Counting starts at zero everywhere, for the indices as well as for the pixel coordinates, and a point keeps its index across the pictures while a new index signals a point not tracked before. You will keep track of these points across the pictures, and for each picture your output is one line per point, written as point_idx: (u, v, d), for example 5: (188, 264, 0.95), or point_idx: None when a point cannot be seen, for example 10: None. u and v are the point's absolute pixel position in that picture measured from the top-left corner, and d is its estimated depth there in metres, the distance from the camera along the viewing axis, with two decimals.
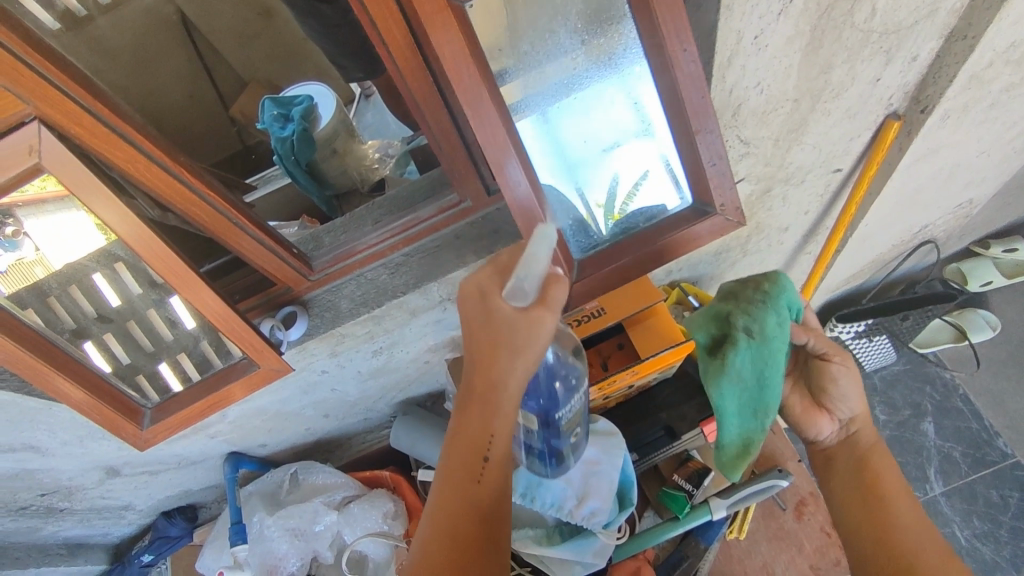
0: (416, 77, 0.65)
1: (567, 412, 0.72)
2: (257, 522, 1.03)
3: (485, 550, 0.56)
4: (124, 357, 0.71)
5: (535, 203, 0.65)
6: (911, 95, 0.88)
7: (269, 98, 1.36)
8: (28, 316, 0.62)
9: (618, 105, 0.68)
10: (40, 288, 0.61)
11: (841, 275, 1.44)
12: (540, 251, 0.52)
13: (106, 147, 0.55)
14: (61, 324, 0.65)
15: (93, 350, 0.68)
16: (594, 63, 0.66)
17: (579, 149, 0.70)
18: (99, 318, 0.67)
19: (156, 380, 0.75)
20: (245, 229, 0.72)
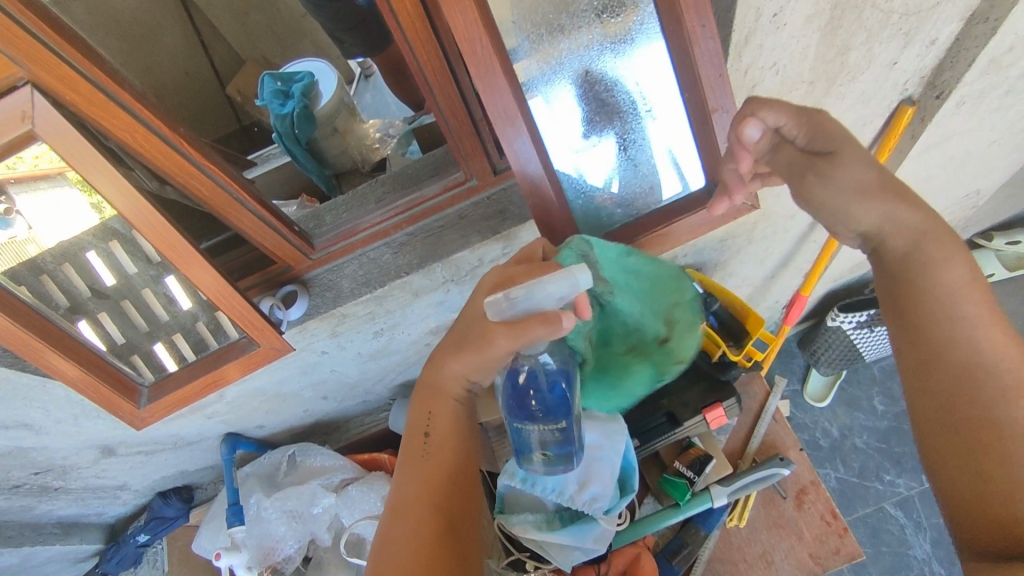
0: (427, 50, 0.62)
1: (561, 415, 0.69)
2: (254, 503, 1.03)
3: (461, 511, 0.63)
4: (119, 336, 0.69)
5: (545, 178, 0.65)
6: (927, 81, 0.86)
7: (268, 74, 1.32)
8: (18, 291, 0.60)
9: (624, 86, 0.66)
10: (34, 265, 0.60)
11: (844, 265, 1.43)
12: (552, 285, 0.54)
13: (103, 115, 0.53)
14: (54, 300, 0.63)
15: (87, 330, 0.66)
16: (608, 38, 0.63)
17: (585, 130, 0.68)
18: (93, 297, 0.65)
19: (151, 360, 0.73)
20: (245, 204, 0.70)
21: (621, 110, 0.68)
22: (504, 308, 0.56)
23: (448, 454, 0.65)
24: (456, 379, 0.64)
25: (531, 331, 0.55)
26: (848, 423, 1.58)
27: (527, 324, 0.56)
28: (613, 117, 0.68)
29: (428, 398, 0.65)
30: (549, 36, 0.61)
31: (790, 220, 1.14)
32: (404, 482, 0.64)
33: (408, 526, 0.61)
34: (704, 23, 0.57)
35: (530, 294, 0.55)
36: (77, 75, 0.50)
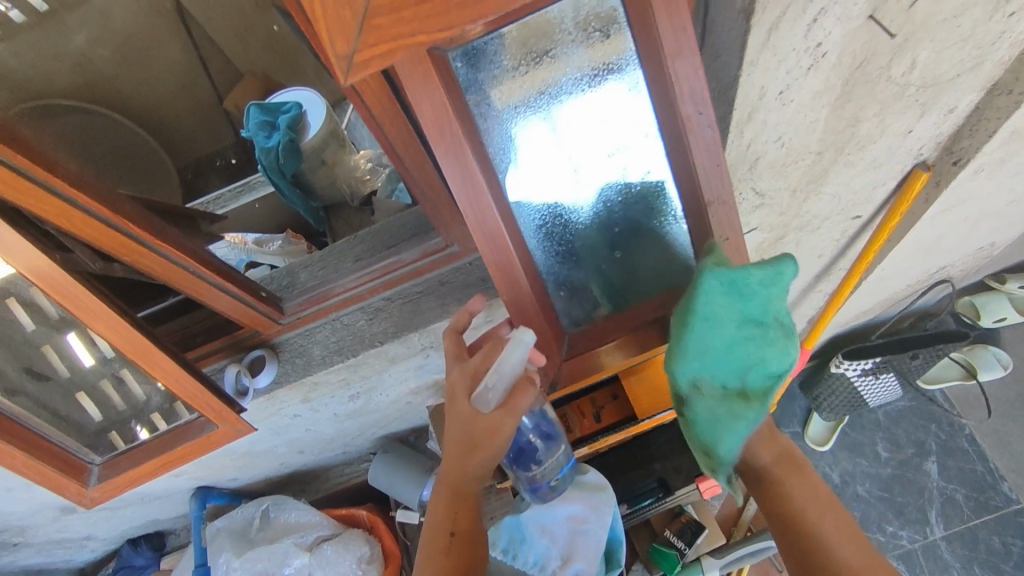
0: (397, 126, 0.57)
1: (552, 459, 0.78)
2: (222, 563, 0.97)
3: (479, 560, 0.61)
4: (108, 350, 0.62)
5: (518, 265, 0.57)
6: (943, 146, 0.80)
7: (255, 104, 1.27)
8: (8, 305, 0.57)
9: (614, 128, 0.57)
10: (9, 291, 0.56)
11: (850, 313, 1.37)
12: (515, 354, 0.55)
13: (35, 203, 0.49)
14: (43, 310, 0.58)
15: (76, 341, 0.61)
16: (592, 63, 0.54)
17: (585, 159, 0.60)
18: (64, 320, 0.59)
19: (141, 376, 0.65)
20: (203, 278, 0.65)
21: (621, 132, 0.58)
22: (489, 398, 0.56)
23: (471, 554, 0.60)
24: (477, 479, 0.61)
25: (518, 401, 0.56)
26: (849, 470, 1.54)
27: (512, 397, 0.56)
28: (610, 140, 0.58)
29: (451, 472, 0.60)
30: (513, 66, 0.53)
31: (794, 275, 1.09)
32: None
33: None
34: (701, 110, 0.51)
35: (500, 373, 0.56)
36: (4, 167, 0.46)
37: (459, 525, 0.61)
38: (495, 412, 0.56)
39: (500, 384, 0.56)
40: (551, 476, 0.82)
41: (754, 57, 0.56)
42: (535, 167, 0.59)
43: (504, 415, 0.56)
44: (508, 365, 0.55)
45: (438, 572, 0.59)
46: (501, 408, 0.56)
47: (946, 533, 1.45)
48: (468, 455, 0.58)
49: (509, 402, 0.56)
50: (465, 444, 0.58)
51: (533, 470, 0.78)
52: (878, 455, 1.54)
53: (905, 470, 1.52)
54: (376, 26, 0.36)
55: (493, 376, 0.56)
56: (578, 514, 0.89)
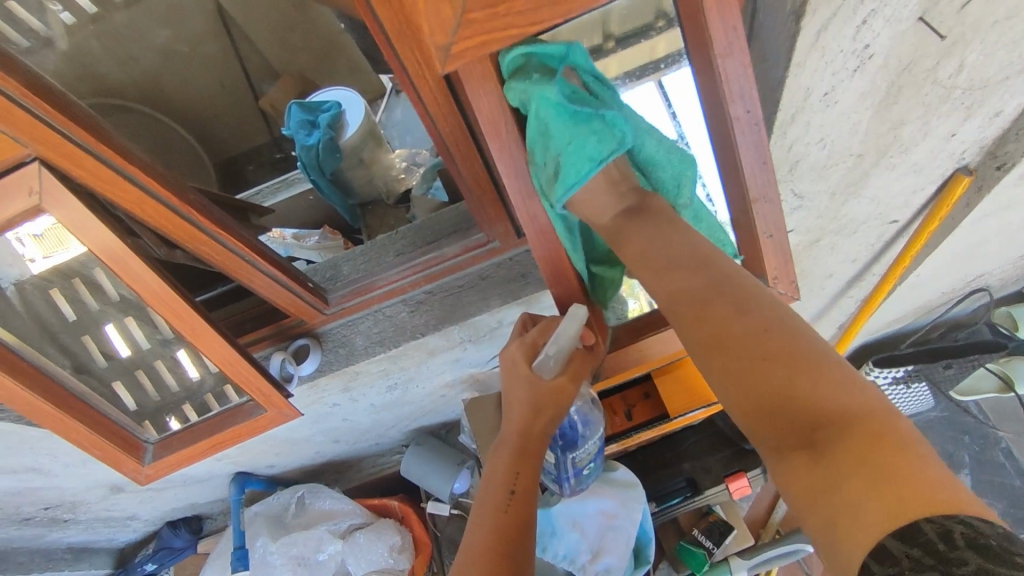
0: (450, 124, 0.59)
1: (589, 447, 0.76)
2: (260, 546, 1.00)
3: None
4: (143, 341, 0.67)
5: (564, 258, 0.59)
6: (987, 150, 0.80)
7: (296, 103, 1.29)
8: (52, 297, 0.62)
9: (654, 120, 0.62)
10: (57, 279, 0.60)
11: (883, 319, 1.35)
12: (570, 329, 0.57)
13: (112, 188, 0.52)
14: (86, 303, 0.63)
15: (113, 333, 0.66)
16: (629, 69, 0.60)
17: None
18: (104, 311, 0.64)
19: (174, 367, 0.70)
20: (256, 265, 0.68)
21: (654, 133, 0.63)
22: (547, 365, 0.59)
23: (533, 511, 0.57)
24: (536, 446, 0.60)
25: (579, 366, 0.60)
26: None
27: (571, 361, 0.60)
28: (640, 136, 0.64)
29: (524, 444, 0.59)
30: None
31: (828, 279, 1.09)
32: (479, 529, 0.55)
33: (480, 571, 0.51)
34: (749, 108, 0.52)
35: (557, 346, 0.58)
36: (88, 155, 0.49)
37: (522, 482, 0.57)
38: (563, 377, 0.59)
39: (563, 355, 0.59)
40: (587, 463, 0.79)
41: (801, 58, 0.57)
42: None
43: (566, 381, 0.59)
44: (572, 336, 0.58)
45: (501, 521, 0.55)
46: (563, 372, 0.60)
47: None
48: (534, 417, 0.59)
49: (570, 367, 0.60)
50: (526, 407, 0.59)
51: (569, 456, 0.75)
52: None
53: None
54: (473, 21, 0.38)
55: (554, 347, 0.58)
56: (608, 509, 0.90)
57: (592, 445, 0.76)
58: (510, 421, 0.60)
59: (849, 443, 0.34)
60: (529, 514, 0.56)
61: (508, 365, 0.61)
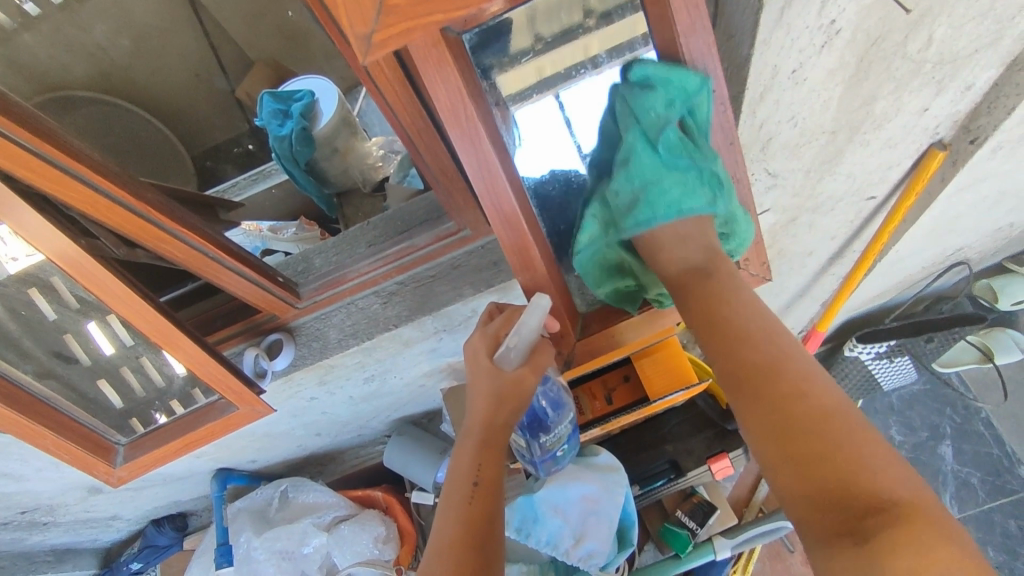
0: (410, 112, 0.58)
1: (561, 429, 0.76)
2: (244, 542, 1.00)
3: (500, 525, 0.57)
4: (127, 339, 0.66)
5: (531, 243, 0.59)
6: (961, 124, 0.79)
7: (267, 93, 1.27)
8: (32, 296, 0.60)
9: None
10: (36, 279, 0.58)
11: (864, 295, 1.36)
12: (531, 318, 0.57)
13: (61, 189, 0.50)
14: (68, 302, 0.61)
15: (95, 331, 0.64)
16: (608, 49, 0.56)
17: (591, 135, 0.63)
18: (84, 311, 0.62)
19: (159, 362, 0.69)
20: (222, 262, 0.67)
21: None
22: (508, 355, 0.59)
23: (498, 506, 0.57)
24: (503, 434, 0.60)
25: (542, 357, 0.60)
26: None
27: (533, 353, 0.60)
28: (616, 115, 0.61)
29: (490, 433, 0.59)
30: (533, 54, 0.54)
31: (807, 257, 1.09)
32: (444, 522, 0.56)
33: (447, 568, 0.52)
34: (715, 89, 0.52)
35: (518, 336, 0.58)
36: (35, 157, 0.47)
37: (485, 473, 0.58)
38: (524, 368, 0.59)
39: (523, 346, 0.58)
40: (561, 447, 0.79)
41: (767, 35, 0.56)
42: (545, 147, 0.62)
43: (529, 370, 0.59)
44: (534, 327, 0.57)
45: (463, 516, 0.55)
46: (525, 365, 0.59)
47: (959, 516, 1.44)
48: (497, 409, 0.59)
49: (532, 359, 0.60)
50: (491, 397, 0.59)
51: (544, 439, 0.75)
52: (893, 439, 1.53)
53: (919, 453, 1.50)
54: (393, 7, 0.36)
55: (515, 338, 0.58)
56: (590, 494, 0.90)
57: (563, 427, 0.76)
58: (473, 412, 0.60)
59: (901, 534, 0.35)
60: (493, 506, 0.57)
61: (470, 357, 0.61)
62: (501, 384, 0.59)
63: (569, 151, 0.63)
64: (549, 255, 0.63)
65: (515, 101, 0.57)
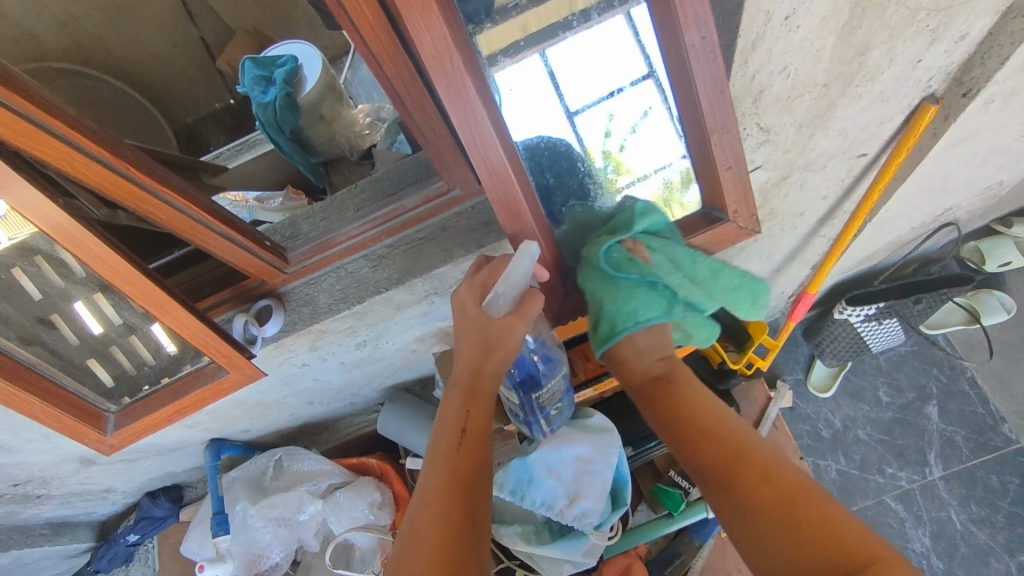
0: (395, 63, 0.56)
1: (552, 384, 0.76)
2: (239, 511, 1.00)
3: (487, 473, 0.60)
4: (115, 318, 0.65)
5: (518, 192, 0.59)
6: (954, 77, 0.78)
7: (249, 59, 1.25)
8: (15, 275, 0.58)
9: (621, 56, 0.59)
10: (14, 256, 0.56)
11: (854, 257, 1.36)
12: (520, 266, 0.59)
13: (37, 145, 0.49)
14: (51, 280, 0.59)
15: (83, 311, 0.63)
16: (598, 1, 0.54)
17: (579, 96, 0.61)
18: (69, 289, 0.61)
19: (148, 340, 0.68)
20: (208, 225, 0.65)
21: (618, 71, 0.60)
22: (496, 303, 0.60)
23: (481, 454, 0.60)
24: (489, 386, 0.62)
25: (531, 304, 0.60)
26: (850, 415, 1.54)
27: (522, 302, 0.61)
28: (608, 76, 0.60)
29: (476, 382, 0.61)
30: (516, 9, 0.52)
31: (798, 218, 1.08)
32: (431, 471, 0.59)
33: (434, 515, 0.56)
34: (704, 35, 0.53)
35: (507, 283, 0.59)
36: (6, 109, 0.45)
37: (472, 422, 0.60)
38: (511, 316, 0.60)
39: (513, 292, 0.60)
40: (555, 403, 0.81)
41: None
42: (533, 110, 0.60)
43: (517, 317, 0.60)
44: (522, 273, 0.59)
45: (450, 465, 0.58)
46: (512, 312, 0.60)
47: (944, 474, 1.46)
48: (485, 358, 0.61)
49: (521, 308, 0.60)
50: (477, 347, 0.61)
51: (541, 393, 0.76)
52: (880, 400, 1.54)
53: (906, 413, 1.52)
54: None
55: (504, 285, 0.59)
56: (584, 454, 0.91)
57: (554, 382, 0.76)
58: (460, 362, 0.62)
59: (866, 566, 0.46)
60: (478, 455, 0.60)
61: (457, 305, 0.62)
62: (484, 333, 0.60)
63: (558, 114, 0.62)
64: (539, 211, 0.64)
65: (505, 55, 0.55)
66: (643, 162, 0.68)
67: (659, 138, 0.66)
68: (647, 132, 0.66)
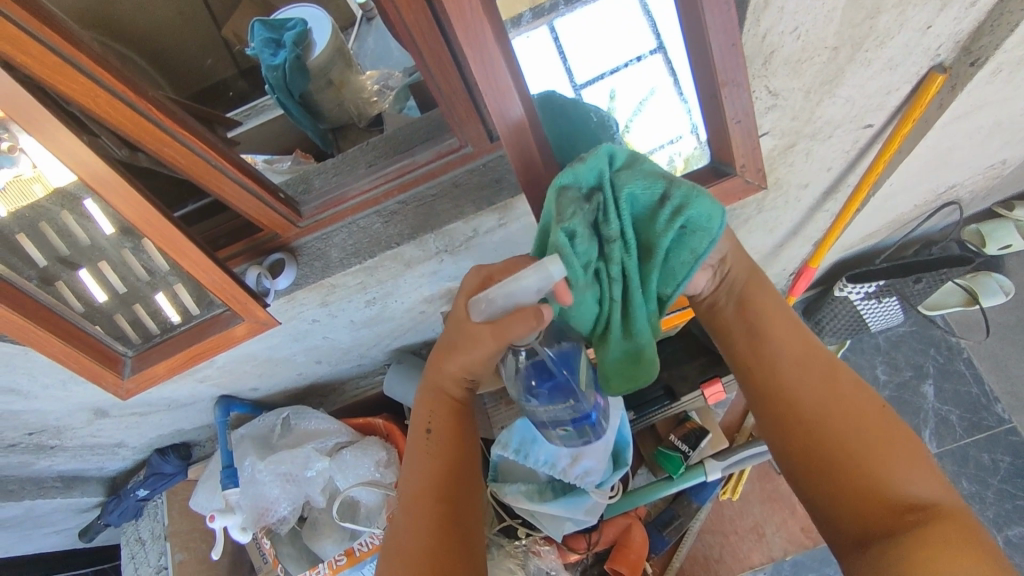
0: (414, 10, 0.57)
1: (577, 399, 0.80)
2: (248, 466, 1.02)
3: (462, 466, 0.67)
4: (119, 285, 0.67)
5: (532, 140, 0.62)
6: (962, 46, 0.79)
7: (258, 21, 1.24)
8: (20, 241, 0.59)
9: (628, 23, 0.63)
10: (25, 220, 0.58)
11: (856, 234, 1.37)
12: (528, 280, 0.56)
13: (61, 78, 0.49)
14: (55, 248, 0.61)
15: (88, 278, 0.65)
16: None
17: (585, 69, 0.67)
18: (77, 255, 0.63)
19: (151, 307, 0.71)
20: (225, 171, 0.66)
21: (628, 46, 0.65)
22: (485, 309, 0.60)
23: (451, 445, 0.66)
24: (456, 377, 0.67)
25: (511, 328, 0.59)
26: None
27: (507, 321, 0.59)
28: (617, 51, 0.65)
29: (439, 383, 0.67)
30: None
31: (803, 190, 1.09)
32: (409, 476, 0.66)
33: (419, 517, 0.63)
34: None
35: (507, 291, 0.58)
36: (34, 41, 0.46)
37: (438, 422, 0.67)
38: (485, 326, 0.60)
39: (501, 301, 0.59)
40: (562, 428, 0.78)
41: None
42: (542, 78, 0.66)
43: (487, 330, 0.60)
44: (523, 285, 0.57)
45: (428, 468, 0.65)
46: (489, 325, 0.60)
47: (937, 451, 1.49)
48: (448, 359, 0.65)
49: (503, 323, 0.59)
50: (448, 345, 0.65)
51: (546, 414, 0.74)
52: (877, 378, 1.56)
53: (902, 392, 1.54)
54: None
55: (499, 294, 0.58)
56: None
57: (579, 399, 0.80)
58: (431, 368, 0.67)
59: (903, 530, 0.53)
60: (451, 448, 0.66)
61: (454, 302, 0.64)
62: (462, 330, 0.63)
63: (566, 83, 0.67)
64: (554, 164, 0.67)
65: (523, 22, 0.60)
66: (649, 136, 0.72)
67: (666, 108, 0.70)
68: (654, 104, 0.70)
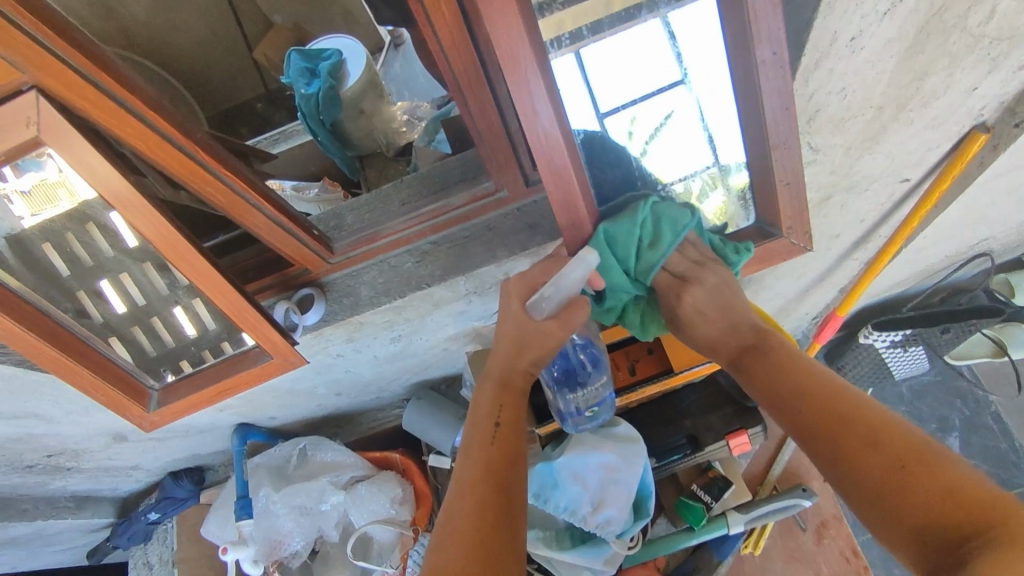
0: (464, 62, 0.58)
1: (592, 387, 0.86)
2: (263, 496, 1.01)
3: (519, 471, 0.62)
4: (140, 298, 0.66)
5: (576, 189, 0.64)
6: (1007, 106, 0.78)
7: (295, 50, 1.24)
8: (46, 252, 0.58)
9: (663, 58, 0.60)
10: (51, 232, 0.58)
11: (883, 283, 1.35)
12: (573, 272, 0.62)
13: (115, 122, 0.50)
14: (81, 259, 0.60)
15: (110, 290, 0.64)
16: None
17: (610, 99, 0.63)
18: (102, 264, 0.61)
19: (171, 323, 0.69)
20: (261, 209, 0.66)
21: (656, 79, 0.62)
22: (543, 304, 0.65)
23: (513, 444, 0.62)
24: (524, 372, 0.67)
25: (573, 316, 0.65)
26: None
27: (567, 309, 0.65)
28: (645, 77, 0.61)
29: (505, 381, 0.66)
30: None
31: (834, 240, 1.07)
32: (468, 463, 0.61)
33: (469, 503, 0.57)
34: (775, 51, 0.55)
35: (557, 283, 0.64)
36: (91, 85, 0.47)
37: (504, 415, 0.64)
38: (551, 322, 0.64)
39: (558, 295, 0.64)
40: (591, 407, 0.88)
41: None
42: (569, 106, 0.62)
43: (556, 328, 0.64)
44: (573, 280, 0.63)
45: (485, 455, 0.61)
46: (553, 318, 0.65)
47: None
48: (516, 356, 0.66)
49: (564, 313, 0.65)
50: (509, 349, 0.66)
51: (577, 393, 0.86)
52: None
53: None
54: None
55: (552, 288, 0.64)
56: (610, 462, 0.90)
57: (596, 385, 0.86)
58: (494, 356, 0.66)
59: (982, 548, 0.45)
60: (512, 450, 0.62)
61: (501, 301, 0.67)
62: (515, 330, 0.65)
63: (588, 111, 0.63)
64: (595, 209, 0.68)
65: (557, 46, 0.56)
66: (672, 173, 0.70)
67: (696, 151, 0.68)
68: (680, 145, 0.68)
